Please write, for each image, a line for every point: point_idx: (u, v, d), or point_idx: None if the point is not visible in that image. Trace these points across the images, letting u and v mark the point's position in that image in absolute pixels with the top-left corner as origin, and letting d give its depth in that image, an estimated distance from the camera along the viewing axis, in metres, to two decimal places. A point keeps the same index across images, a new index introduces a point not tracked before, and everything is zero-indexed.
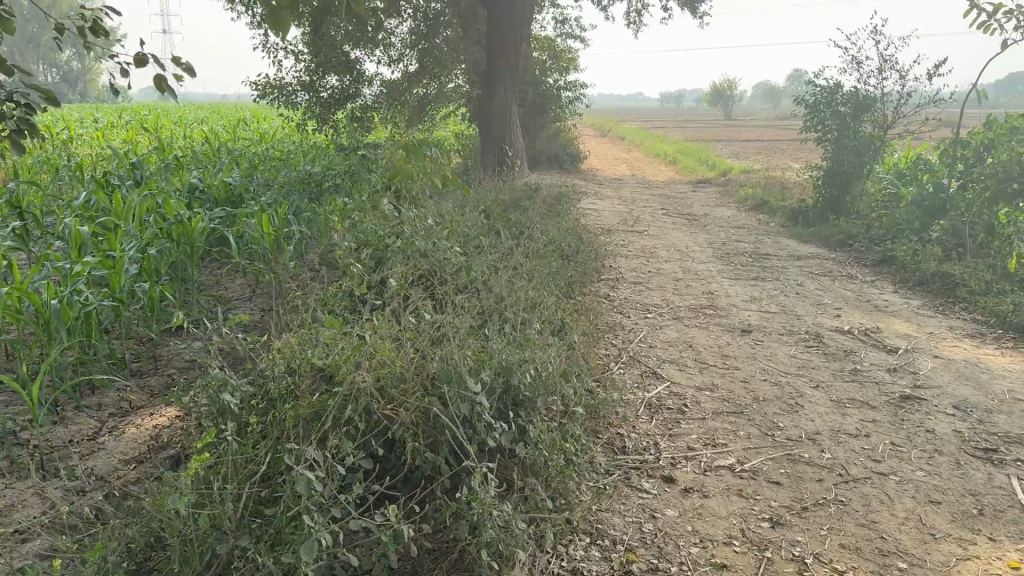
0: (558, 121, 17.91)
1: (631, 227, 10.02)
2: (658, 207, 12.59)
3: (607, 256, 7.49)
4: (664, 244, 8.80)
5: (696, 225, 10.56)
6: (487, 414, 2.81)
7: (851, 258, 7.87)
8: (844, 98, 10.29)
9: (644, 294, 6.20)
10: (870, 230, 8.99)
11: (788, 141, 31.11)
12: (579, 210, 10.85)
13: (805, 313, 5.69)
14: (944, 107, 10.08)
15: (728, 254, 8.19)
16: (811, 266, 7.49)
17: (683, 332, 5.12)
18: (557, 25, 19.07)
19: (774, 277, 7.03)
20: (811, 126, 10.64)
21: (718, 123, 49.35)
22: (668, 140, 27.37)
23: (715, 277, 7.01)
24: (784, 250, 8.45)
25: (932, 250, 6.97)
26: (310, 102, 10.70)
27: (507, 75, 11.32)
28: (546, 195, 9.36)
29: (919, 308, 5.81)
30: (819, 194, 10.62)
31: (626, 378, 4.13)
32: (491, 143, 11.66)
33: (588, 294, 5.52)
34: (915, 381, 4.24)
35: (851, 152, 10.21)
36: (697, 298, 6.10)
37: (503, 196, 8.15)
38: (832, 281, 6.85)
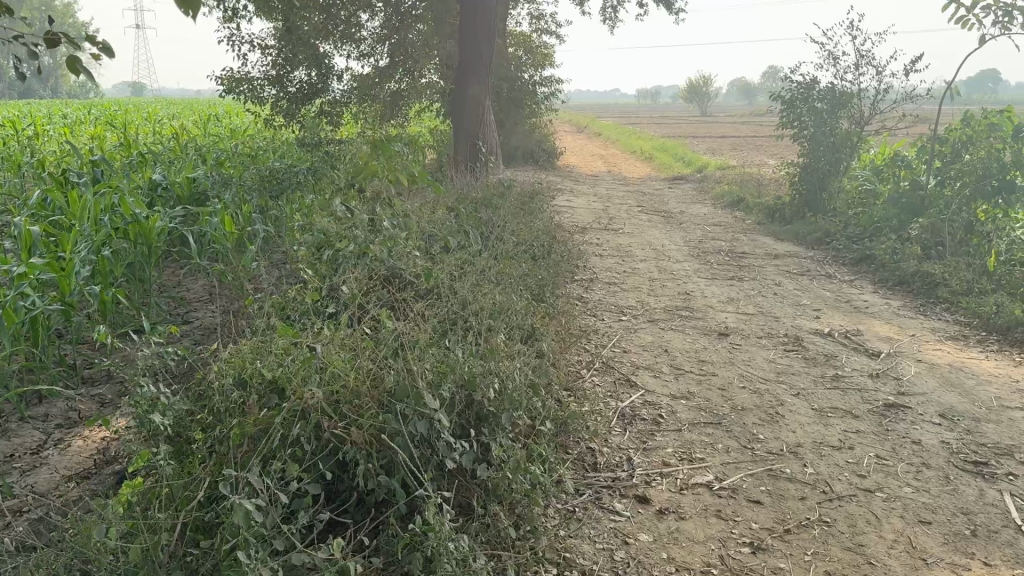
0: (534, 117, 17.71)
1: (606, 225, 9.84)
2: (634, 204, 12.42)
3: (582, 256, 7.30)
4: (640, 242, 8.62)
5: (672, 223, 10.40)
6: (447, 433, 2.61)
7: (829, 256, 7.74)
8: (821, 95, 10.19)
9: (619, 295, 6.01)
10: (848, 227, 8.87)
11: (764, 137, 31.12)
12: (554, 208, 10.66)
13: (783, 315, 5.54)
14: (921, 104, 10.00)
15: (705, 253, 8.03)
16: (789, 265, 7.35)
17: (658, 336, 4.93)
18: (533, 20, 18.85)
19: (751, 276, 6.88)
20: (787, 122, 10.53)
21: (694, 119, 49.38)
22: (643, 136, 27.32)
23: (692, 277, 6.85)
24: (761, 248, 8.30)
25: (911, 250, 6.86)
26: (277, 97, 10.39)
27: (481, 70, 11.10)
28: (520, 193, 9.16)
29: (899, 309, 5.68)
30: (796, 191, 10.51)
31: (599, 387, 3.93)
32: (463, 138, 11.41)
33: (560, 296, 5.32)
34: (898, 387, 4.09)
35: (827, 149, 10.10)
36: (673, 300, 5.92)
37: (476, 193, 7.94)
38: (811, 281, 6.71)
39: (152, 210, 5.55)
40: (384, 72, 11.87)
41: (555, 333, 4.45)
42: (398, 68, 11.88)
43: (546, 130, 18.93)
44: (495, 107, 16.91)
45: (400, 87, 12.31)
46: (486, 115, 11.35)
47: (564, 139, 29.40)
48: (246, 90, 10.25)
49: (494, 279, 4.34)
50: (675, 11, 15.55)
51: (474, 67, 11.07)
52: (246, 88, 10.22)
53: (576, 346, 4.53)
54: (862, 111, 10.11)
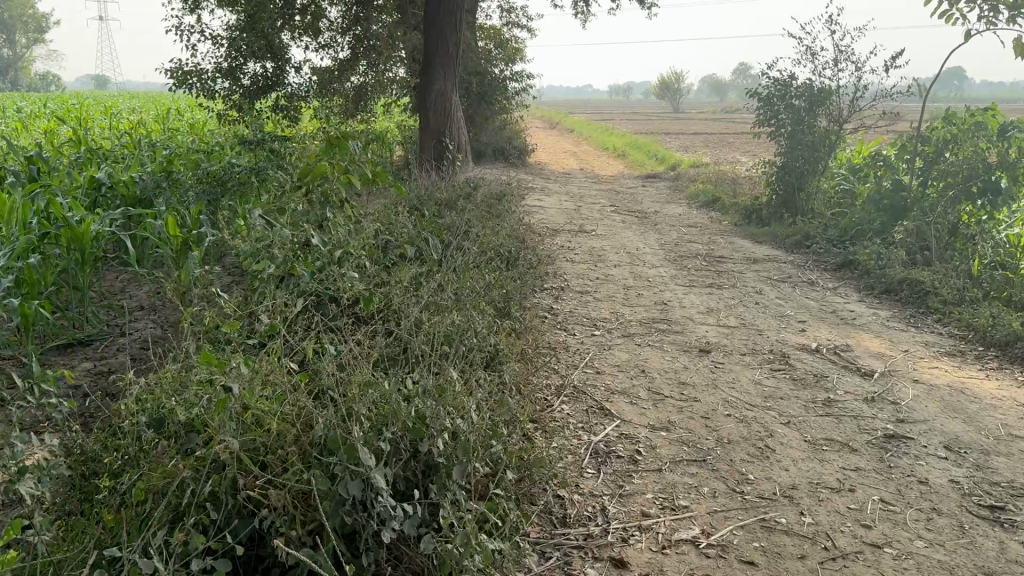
0: (504, 113, 17.30)
1: (578, 226, 9.44)
2: (606, 203, 12.05)
3: (552, 261, 6.90)
4: (613, 245, 8.25)
5: (647, 224, 10.03)
6: (384, 496, 2.21)
7: (810, 260, 7.41)
8: (798, 91, 9.83)
9: (591, 305, 5.61)
10: (828, 230, 8.54)
11: (737, 135, 30.94)
12: (524, 209, 10.26)
13: (767, 328, 5.17)
14: (901, 101, 9.67)
15: (681, 256, 7.67)
16: (769, 270, 7.01)
17: (634, 354, 4.53)
18: (502, 13, 18.44)
19: (730, 284, 6.52)
20: (763, 120, 10.17)
21: (666, 117, 49.22)
22: (616, 134, 27.01)
23: (668, 284, 6.46)
24: (739, 251, 7.96)
25: (897, 255, 6.53)
26: (231, 90, 9.87)
27: (447, 63, 10.66)
28: (488, 193, 8.74)
29: (888, 321, 5.34)
30: (773, 191, 10.17)
31: (569, 418, 3.52)
32: (430, 135, 10.94)
33: (527, 310, 4.90)
34: (896, 414, 3.73)
35: (805, 148, 9.76)
36: (648, 311, 5.53)
37: (439, 195, 7.49)
38: (792, 288, 6.36)
39: (85, 210, 5.01)
40: (347, 65, 11.41)
41: (520, 354, 4.03)
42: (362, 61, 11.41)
43: (517, 127, 18.52)
44: (465, 102, 16.47)
45: (364, 81, 11.86)
46: (453, 110, 10.91)
47: (535, 135, 28.98)
48: (199, 83, 9.70)
49: (453, 295, 3.91)
50: (647, 5, 15.21)
51: (441, 59, 10.62)
52: (197, 80, 9.67)
53: (543, 368, 4.12)
54: (841, 108, 9.77)
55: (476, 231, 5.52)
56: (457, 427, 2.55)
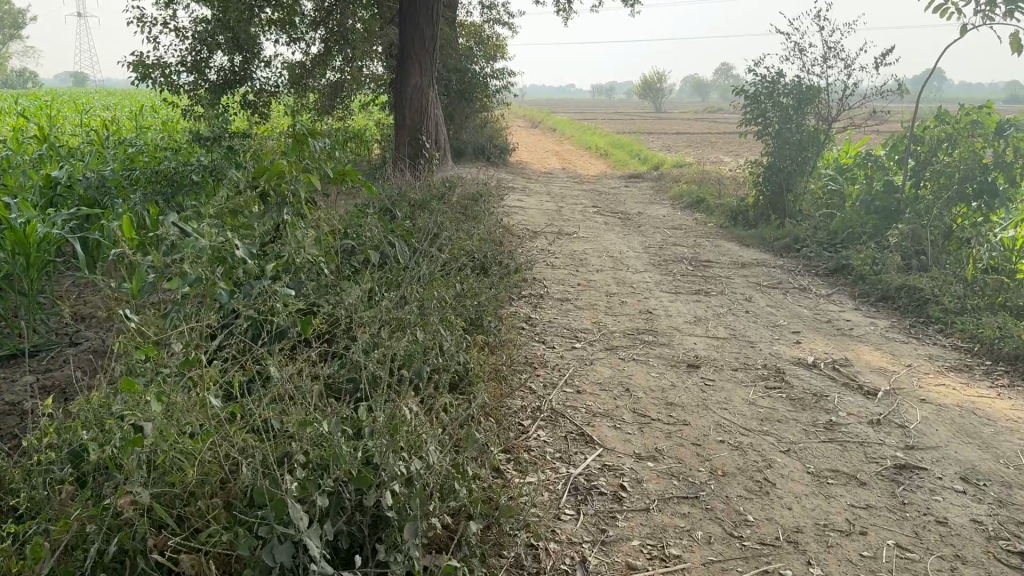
0: (484, 111, 16.95)
1: (558, 228, 9.08)
2: (588, 204, 11.72)
3: (530, 266, 6.54)
4: (595, 248, 7.91)
5: (630, 225, 9.69)
6: (318, 565, 1.84)
7: (801, 264, 7.09)
8: (786, 89, 9.49)
9: (572, 314, 5.24)
10: (817, 232, 8.21)
11: (720, 134, 30.76)
12: (503, 210, 9.90)
13: (759, 339, 4.82)
14: (891, 99, 9.38)
15: (666, 261, 7.34)
16: (758, 276, 6.68)
17: (617, 369, 4.18)
18: (483, 10, 18.10)
19: (718, 290, 6.18)
20: (750, 119, 9.83)
21: (648, 116, 49.02)
22: (599, 133, 26.69)
23: (652, 291, 6.11)
24: (726, 255, 7.64)
25: (893, 260, 6.22)
26: (195, 84, 9.44)
27: (423, 58, 10.27)
28: (465, 194, 8.38)
29: (887, 332, 5.02)
30: (760, 193, 9.84)
31: (545, 448, 3.15)
32: (405, 132, 10.54)
33: (501, 322, 4.52)
34: (905, 440, 3.40)
35: (792, 148, 9.44)
36: (631, 320, 5.17)
37: (412, 196, 7.11)
38: (784, 295, 6.03)
39: (33, 208, 4.57)
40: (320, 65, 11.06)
41: (493, 372, 3.66)
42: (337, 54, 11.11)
43: (498, 125, 18.15)
44: (444, 100, 16.10)
45: (339, 78, 11.65)
46: (429, 107, 10.52)
47: (517, 134, 28.66)
48: (163, 78, 9.22)
49: (416, 306, 3.53)
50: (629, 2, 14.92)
51: (417, 54, 10.22)
52: (158, 74, 9.19)
53: (517, 388, 3.75)
54: (830, 106, 9.44)
55: (447, 234, 5.14)
56: (412, 472, 2.18)
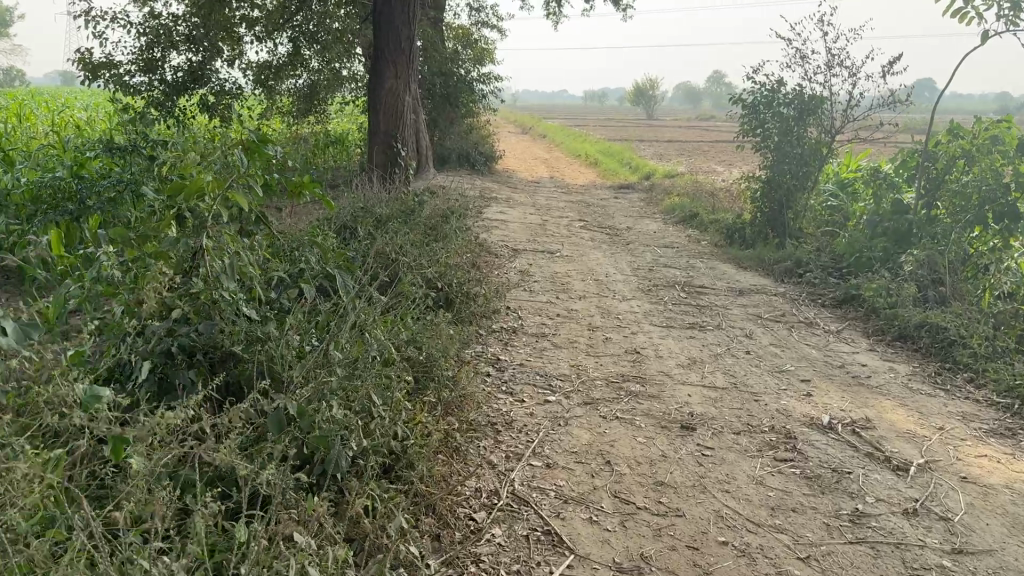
0: (470, 117, 16.27)
1: (541, 245, 8.42)
2: (575, 217, 11.05)
3: (505, 293, 5.86)
4: (579, 270, 7.23)
5: (617, 243, 9.03)
6: None
7: (804, 292, 6.44)
8: (786, 100, 8.81)
9: (547, 355, 4.56)
10: (820, 254, 7.55)
11: (713, 144, 30.14)
12: (482, 225, 9.22)
13: (763, 391, 4.15)
14: (899, 111, 8.73)
15: (656, 286, 6.68)
16: (758, 305, 6.04)
17: (596, 433, 3.50)
18: (471, 12, 17.46)
19: (714, 323, 5.53)
20: (747, 131, 9.15)
21: (639, 124, 48.48)
22: (589, 139, 26.08)
23: (641, 323, 5.45)
24: (721, 280, 6.98)
25: (909, 291, 5.60)
26: (149, 85, 8.78)
27: (399, 60, 9.62)
28: (439, 208, 7.70)
29: (909, 382, 4.38)
30: (757, 209, 9.17)
31: (500, 556, 2.48)
32: (380, 138, 9.83)
33: (459, 371, 3.83)
34: (952, 540, 2.74)
35: (791, 162, 8.77)
36: (615, 363, 4.49)
37: (377, 212, 6.44)
38: (788, 330, 5.38)
39: None
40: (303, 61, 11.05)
41: (440, 447, 2.98)
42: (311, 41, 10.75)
43: (484, 131, 17.50)
44: (428, 104, 15.42)
45: (315, 79, 11.61)
46: (406, 112, 9.84)
47: (505, 140, 27.96)
48: (118, 78, 8.53)
49: (345, 363, 2.84)
50: (622, 8, 14.33)
51: (393, 53, 9.55)
52: (108, 74, 8.51)
53: (473, 462, 3.07)
54: (833, 118, 8.78)
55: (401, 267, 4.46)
56: None
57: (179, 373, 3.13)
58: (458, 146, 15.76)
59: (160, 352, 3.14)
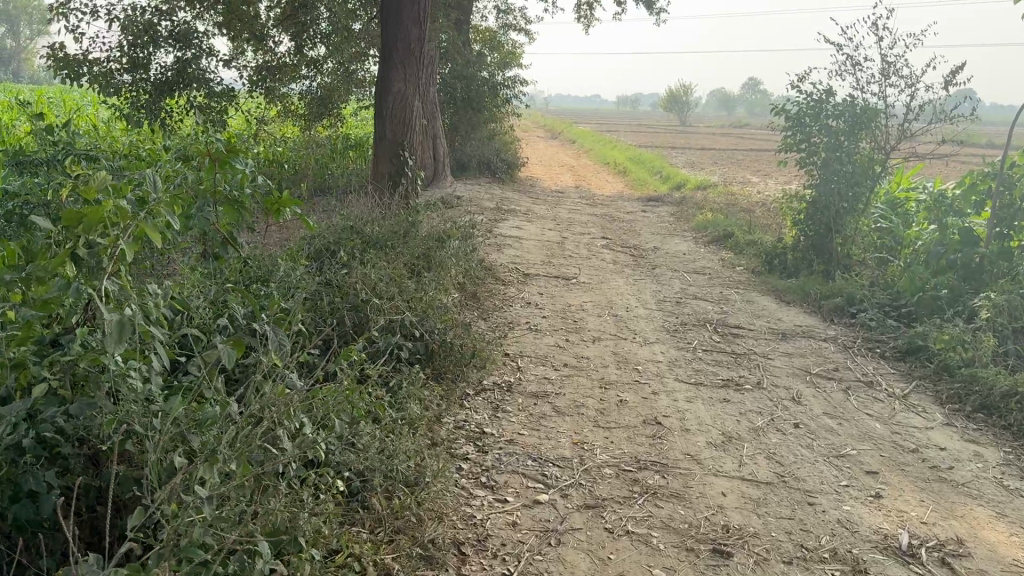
0: (494, 122, 15.45)
1: (556, 268, 7.57)
2: (598, 233, 10.17)
3: (506, 335, 4.98)
4: (597, 302, 6.35)
5: (642, 266, 8.13)
6: None
7: (859, 339, 5.52)
8: (835, 111, 7.83)
9: (546, 426, 3.69)
10: (873, 289, 6.60)
11: (747, 153, 29.02)
12: (493, 243, 8.35)
13: (819, 491, 3.25)
14: (964, 126, 7.73)
15: (685, 324, 5.79)
16: (804, 355, 5.14)
17: (598, 559, 2.62)
18: (499, 13, 16.68)
19: (754, 377, 4.63)
20: (791, 144, 8.17)
21: (673, 130, 47.42)
22: (619, 146, 25.22)
23: (665, 375, 4.56)
24: (760, 318, 6.06)
25: (989, 346, 4.67)
26: (135, 85, 7.99)
27: (409, 63, 8.79)
28: (442, 224, 6.86)
29: (1005, 480, 3.46)
30: (800, 232, 8.17)
31: None
32: (387, 147, 8.93)
33: (422, 460, 2.96)
34: None
35: (841, 181, 7.78)
36: (631, 440, 3.59)
37: (364, 235, 5.62)
38: (844, 392, 4.47)
39: None
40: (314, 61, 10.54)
41: None
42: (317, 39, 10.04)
43: (507, 137, 16.71)
44: (449, 109, 14.62)
45: (324, 85, 11.16)
46: (415, 120, 8.97)
47: (531, 145, 27.05)
48: (99, 76, 7.78)
49: (229, 490, 1.99)
50: (656, 12, 13.48)
51: (402, 54, 8.72)
52: (89, 72, 7.73)
53: None
54: (888, 132, 7.78)
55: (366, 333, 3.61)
56: None
57: (34, 475, 2.31)
58: (478, 152, 14.90)
59: (9, 446, 2.30)
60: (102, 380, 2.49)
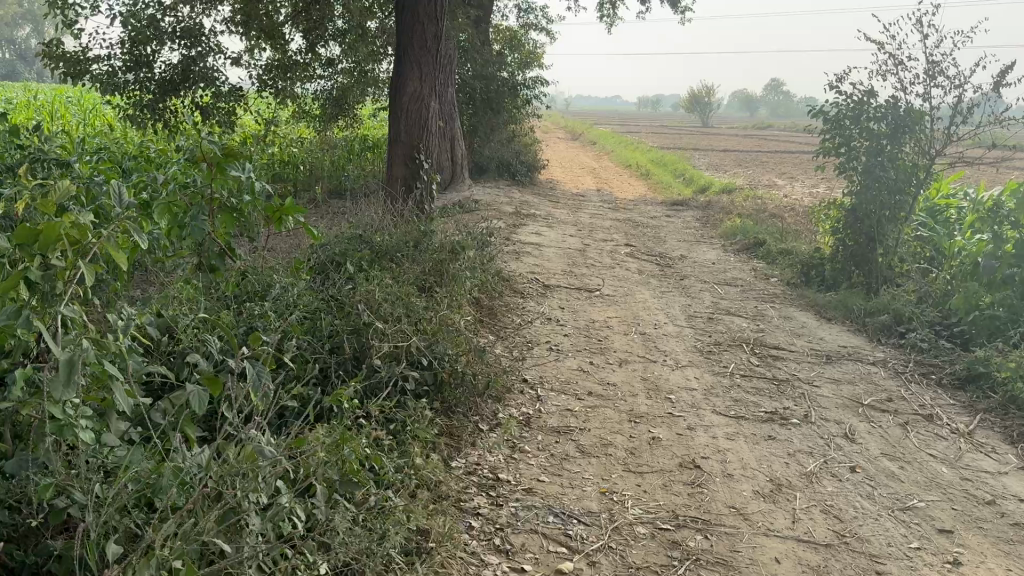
0: (514, 124, 15.04)
1: (579, 279, 7.14)
2: (622, 240, 9.73)
3: (525, 358, 4.55)
4: (623, 317, 5.92)
5: (670, 277, 7.68)
6: None
7: (911, 364, 5.05)
8: (877, 113, 7.33)
9: (570, 470, 3.25)
10: (923, 305, 6.12)
11: (772, 154, 28.41)
12: (511, 251, 7.93)
13: (888, 556, 2.80)
14: (1017, 129, 7.22)
15: (720, 344, 5.34)
16: (853, 382, 4.68)
17: None
18: (519, 12, 16.28)
19: (799, 409, 4.17)
20: (830, 148, 7.67)
21: (695, 130, 46.81)
22: (642, 147, 24.72)
23: (701, 406, 4.12)
24: (801, 337, 5.60)
25: None
26: (138, 85, 7.64)
27: (425, 60, 8.39)
28: (458, 233, 6.44)
29: None
30: (838, 242, 7.66)
31: None
32: (401, 150, 8.48)
33: (425, 522, 2.55)
34: None
35: (884, 188, 7.27)
36: (666, 487, 3.15)
37: (374, 245, 5.22)
38: (902, 428, 4.02)
39: None
40: (328, 59, 10.34)
41: None
42: (331, 36, 9.67)
43: (527, 139, 16.29)
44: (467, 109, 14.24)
45: (338, 85, 10.83)
46: (430, 121, 8.53)
47: (552, 146, 26.60)
48: (101, 75, 7.45)
49: None
50: (681, 11, 13.04)
51: (417, 53, 8.32)
52: (91, 71, 7.38)
53: None
54: (934, 136, 7.29)
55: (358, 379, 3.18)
56: None
57: None
58: (498, 154, 14.48)
59: None
60: (44, 431, 2.11)
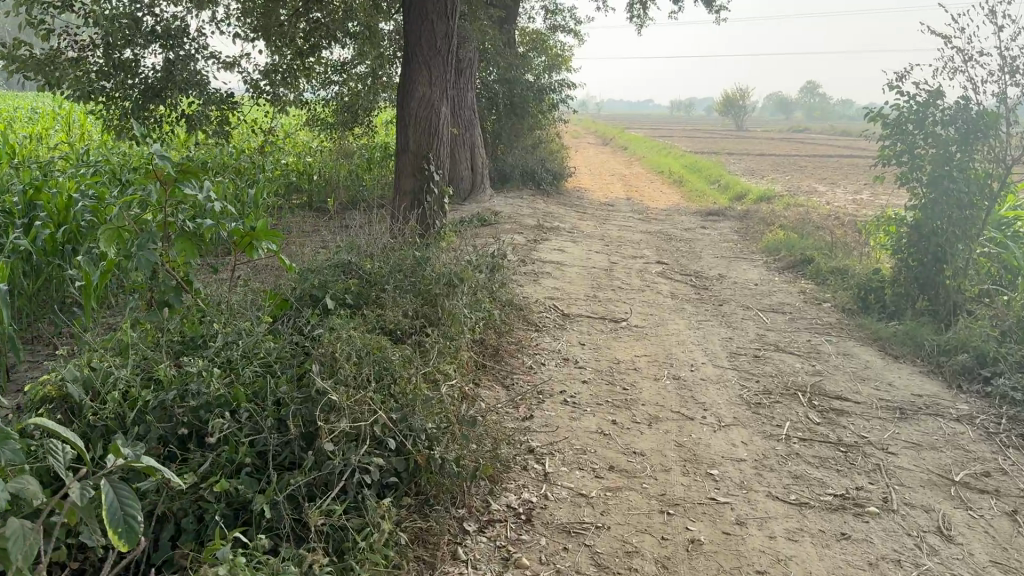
0: (540, 129, 14.27)
1: (605, 306, 6.31)
2: (653, 256, 8.89)
3: (532, 419, 3.74)
4: (654, 355, 5.09)
5: (708, 301, 6.83)
6: None
7: (1005, 422, 4.16)
8: (944, 116, 6.41)
9: None
10: (1005, 341, 5.21)
11: (812, 159, 27.23)
12: (528, 272, 7.13)
13: None
14: None
15: (769, 391, 4.48)
16: (936, 447, 3.80)
17: None
18: (547, 14, 15.52)
19: (875, 490, 3.32)
20: (889, 157, 6.76)
21: (730, 134, 45.78)
22: (674, 152, 23.87)
23: (753, 486, 3.26)
24: (866, 381, 4.73)
25: None
26: (119, 92, 6.94)
27: (435, 62, 7.60)
28: (465, 255, 5.66)
29: None
30: (899, 262, 6.72)
31: None
32: (410, 161, 7.69)
33: None
34: None
35: (953, 203, 6.34)
36: None
37: (362, 276, 4.45)
38: (1010, 519, 3.15)
39: None
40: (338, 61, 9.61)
41: None
42: (339, 37, 8.93)
43: (554, 145, 15.51)
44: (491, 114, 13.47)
45: (351, 88, 10.11)
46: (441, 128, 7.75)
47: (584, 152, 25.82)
48: (78, 80, 6.75)
49: None
50: (716, 10, 12.19)
51: (423, 54, 7.53)
52: (65, 76, 6.70)
53: None
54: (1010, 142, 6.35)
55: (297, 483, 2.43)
56: None
57: None
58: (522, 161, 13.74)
59: None
60: None
